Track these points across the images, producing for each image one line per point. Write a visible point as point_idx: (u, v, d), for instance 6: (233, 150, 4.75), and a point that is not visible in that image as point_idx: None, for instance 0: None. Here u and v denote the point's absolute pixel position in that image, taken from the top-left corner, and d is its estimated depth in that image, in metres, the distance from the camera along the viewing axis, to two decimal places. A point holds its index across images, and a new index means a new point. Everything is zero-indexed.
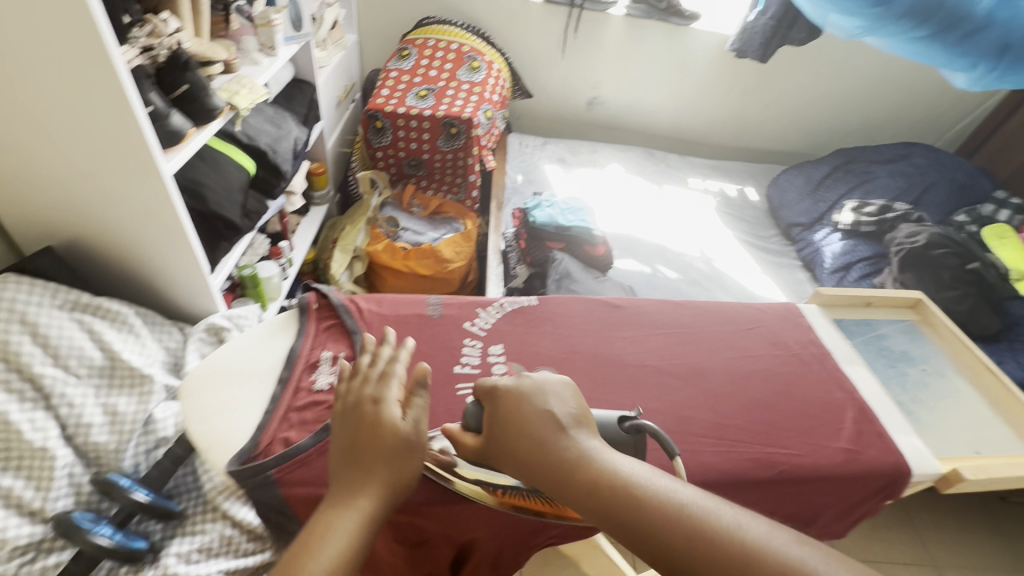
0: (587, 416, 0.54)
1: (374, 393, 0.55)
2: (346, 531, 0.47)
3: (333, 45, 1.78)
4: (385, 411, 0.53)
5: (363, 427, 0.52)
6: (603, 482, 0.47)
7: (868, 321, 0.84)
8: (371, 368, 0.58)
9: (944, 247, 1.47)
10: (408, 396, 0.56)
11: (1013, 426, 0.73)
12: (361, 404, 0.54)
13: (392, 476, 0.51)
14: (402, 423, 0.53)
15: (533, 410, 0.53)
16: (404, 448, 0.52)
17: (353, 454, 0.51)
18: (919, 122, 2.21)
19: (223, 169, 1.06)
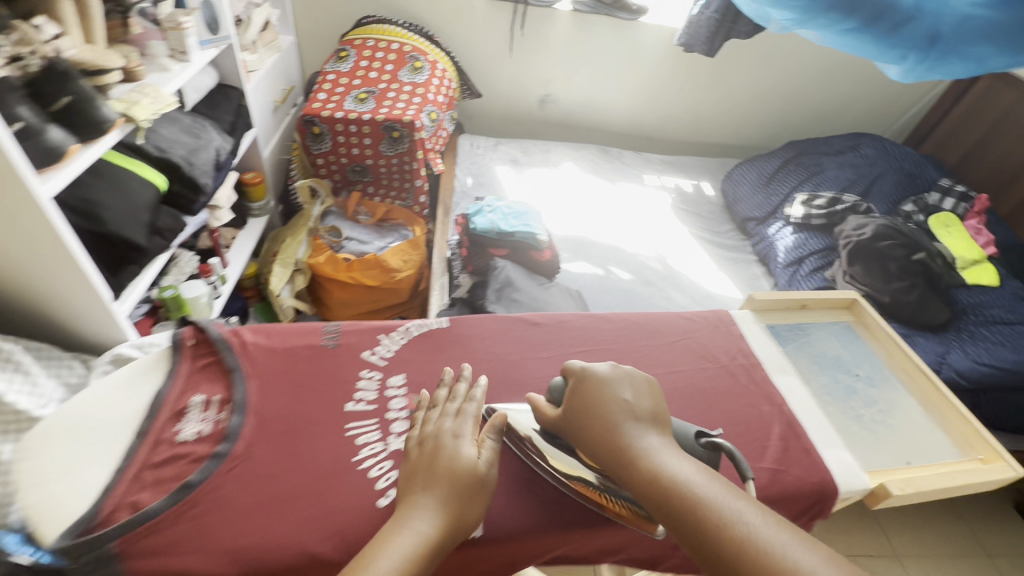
0: (661, 415, 0.58)
1: (452, 427, 0.59)
2: (409, 544, 0.49)
3: (265, 47, 1.68)
4: (462, 447, 0.57)
5: (441, 457, 0.55)
6: (660, 481, 0.51)
7: (802, 325, 0.81)
8: (454, 400, 0.62)
9: (891, 238, 1.46)
10: (482, 439, 0.59)
11: (948, 432, 0.70)
12: (440, 434, 0.58)
13: (459, 507, 0.52)
14: (478, 459, 0.56)
15: (610, 400, 0.58)
16: (473, 483, 0.54)
17: (430, 476, 0.54)
18: (870, 112, 2.21)
19: (126, 186, 0.97)
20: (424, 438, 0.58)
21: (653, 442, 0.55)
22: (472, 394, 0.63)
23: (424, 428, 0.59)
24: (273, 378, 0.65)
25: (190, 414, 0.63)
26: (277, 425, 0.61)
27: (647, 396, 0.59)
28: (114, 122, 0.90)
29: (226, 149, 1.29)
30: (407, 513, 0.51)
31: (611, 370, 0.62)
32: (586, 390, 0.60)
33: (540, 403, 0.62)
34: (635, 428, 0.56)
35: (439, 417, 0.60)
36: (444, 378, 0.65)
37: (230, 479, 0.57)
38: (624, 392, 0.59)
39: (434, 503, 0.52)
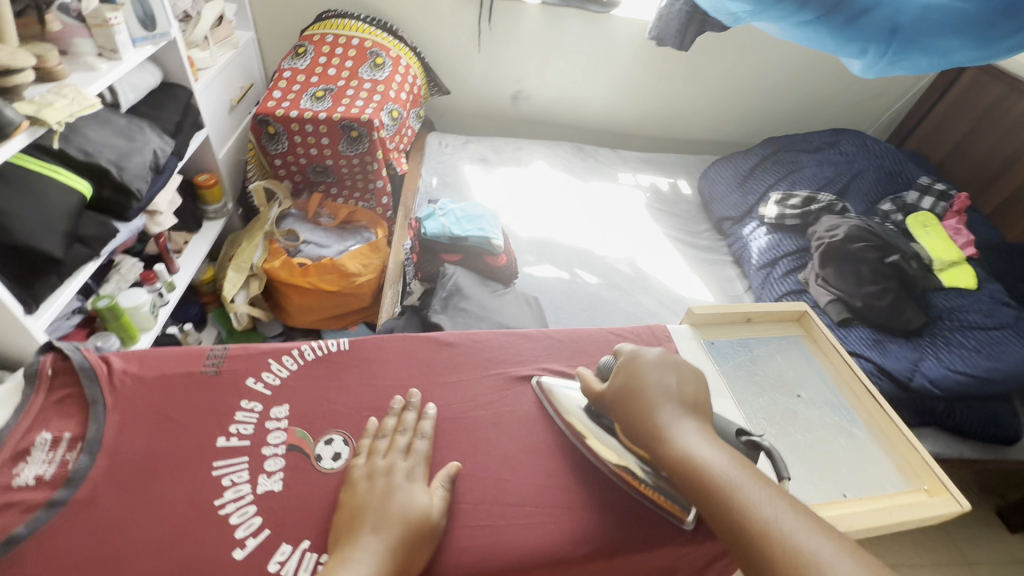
0: (702, 401, 0.57)
1: (404, 469, 0.52)
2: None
3: (218, 44, 1.61)
4: (415, 494, 0.50)
5: (389, 502, 0.48)
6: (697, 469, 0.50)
7: (745, 341, 0.76)
8: (405, 433, 0.55)
9: (862, 241, 1.42)
10: (436, 481, 0.52)
11: (893, 458, 0.66)
12: (391, 473, 0.50)
13: (403, 559, 0.45)
14: (431, 506, 0.49)
15: (654, 383, 0.57)
16: (420, 535, 0.47)
17: (379, 519, 0.47)
18: (854, 107, 2.15)
19: (41, 194, 0.92)
20: (373, 473, 0.50)
21: (691, 429, 0.53)
22: (422, 428, 0.56)
23: (371, 461, 0.52)
24: (144, 410, 0.53)
25: (32, 455, 0.48)
26: (139, 466, 0.49)
27: (692, 382, 0.58)
28: (18, 126, 0.85)
29: (165, 151, 1.23)
30: (354, 552, 0.45)
31: (659, 355, 0.60)
32: (630, 372, 0.59)
33: (587, 378, 0.61)
34: (677, 413, 0.54)
35: (388, 451, 0.53)
36: (394, 406, 0.57)
37: (69, 534, 0.45)
38: (669, 376, 0.58)
39: (382, 545, 0.45)
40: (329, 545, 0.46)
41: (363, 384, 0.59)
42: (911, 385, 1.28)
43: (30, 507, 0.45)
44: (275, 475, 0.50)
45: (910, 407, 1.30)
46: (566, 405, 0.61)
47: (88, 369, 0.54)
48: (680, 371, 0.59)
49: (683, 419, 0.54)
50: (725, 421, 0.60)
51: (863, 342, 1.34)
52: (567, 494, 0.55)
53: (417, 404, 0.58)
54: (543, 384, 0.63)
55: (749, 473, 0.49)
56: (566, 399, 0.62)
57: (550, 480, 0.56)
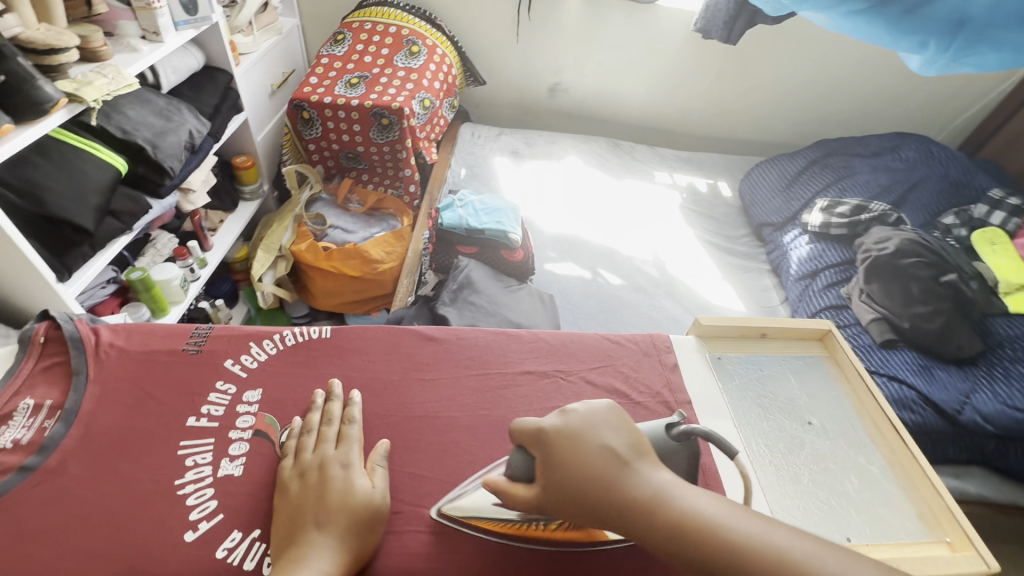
0: (645, 448, 0.47)
1: (338, 457, 0.50)
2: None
3: (262, 30, 1.65)
4: (353, 480, 0.48)
5: (328, 495, 0.46)
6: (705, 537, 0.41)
7: (756, 358, 0.71)
8: (332, 424, 0.53)
9: (915, 256, 1.29)
10: (372, 464, 0.51)
11: (914, 502, 0.59)
12: (325, 465, 0.49)
13: (356, 548, 0.45)
14: (373, 490, 0.48)
15: (594, 453, 0.46)
16: (367, 521, 0.46)
17: (321, 513, 0.45)
18: (924, 110, 1.96)
19: (75, 168, 0.96)
20: (304, 471, 0.48)
21: (665, 484, 0.44)
22: (349, 414, 0.54)
23: (300, 458, 0.50)
24: (124, 384, 0.54)
25: (13, 420, 0.51)
26: (109, 438, 0.50)
27: (617, 424, 0.49)
28: (57, 103, 0.89)
29: (200, 132, 1.27)
30: (310, 553, 0.43)
31: (571, 413, 0.49)
32: (560, 449, 0.47)
33: (502, 483, 0.48)
34: (634, 473, 0.45)
35: (318, 445, 0.51)
36: (316, 401, 0.55)
37: (34, 501, 0.46)
38: (599, 430, 0.48)
39: (332, 541, 0.44)
40: (274, 555, 0.44)
41: (339, 374, 0.59)
42: (959, 419, 1.16)
43: (5, 469, 0.47)
44: (237, 460, 0.50)
45: (957, 442, 1.19)
46: (473, 510, 0.50)
47: (77, 339, 0.56)
48: (604, 425, 0.48)
49: (646, 483, 0.44)
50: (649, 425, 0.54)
51: (909, 368, 1.22)
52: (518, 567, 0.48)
53: (337, 392, 0.56)
54: (445, 510, 0.50)
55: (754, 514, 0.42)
56: (469, 503, 0.50)
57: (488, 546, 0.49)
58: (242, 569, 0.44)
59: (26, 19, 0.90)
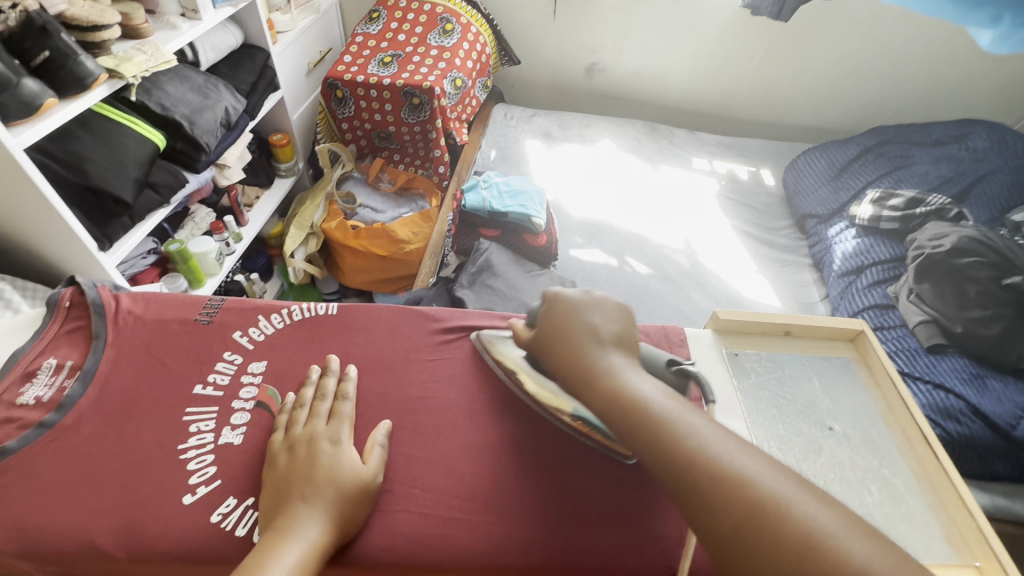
0: (630, 338, 0.53)
1: (329, 432, 0.50)
2: (292, 560, 0.41)
3: (300, 8, 1.66)
4: (343, 455, 0.48)
5: (316, 467, 0.46)
6: (624, 402, 0.46)
7: (778, 356, 0.67)
8: (325, 400, 0.53)
9: (976, 256, 1.18)
10: (370, 444, 0.51)
11: (942, 522, 0.55)
12: (314, 440, 0.49)
13: (344, 519, 0.45)
14: (363, 467, 0.48)
15: (577, 325, 0.53)
16: (355, 495, 0.46)
17: (308, 485, 0.45)
18: (999, 96, 1.78)
19: (118, 142, 1.01)
20: (293, 444, 0.49)
21: (615, 363, 0.50)
22: (343, 391, 0.54)
23: (291, 432, 0.50)
24: (139, 349, 0.56)
25: (37, 377, 0.53)
26: (121, 401, 0.52)
27: (611, 312, 0.55)
28: (98, 78, 0.93)
29: (236, 109, 1.30)
30: (296, 521, 0.43)
31: (585, 294, 0.57)
32: (554, 315, 0.55)
33: (515, 327, 0.58)
34: (600, 345, 0.51)
35: (309, 420, 0.51)
36: (310, 377, 0.55)
37: (50, 454, 0.48)
38: (592, 311, 0.55)
39: (321, 509, 0.44)
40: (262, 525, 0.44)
41: (344, 350, 0.59)
42: (1013, 434, 1.06)
43: (25, 425, 0.49)
44: (238, 429, 0.51)
45: (1009, 460, 1.08)
46: (501, 347, 0.60)
47: (99, 304, 0.58)
48: (603, 311, 0.55)
49: (606, 354, 0.51)
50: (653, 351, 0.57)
51: (958, 376, 1.13)
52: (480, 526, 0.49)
53: (333, 369, 0.56)
54: (482, 337, 0.62)
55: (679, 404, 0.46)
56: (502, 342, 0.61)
57: (451, 503, 0.50)
58: (234, 535, 0.45)
59: None
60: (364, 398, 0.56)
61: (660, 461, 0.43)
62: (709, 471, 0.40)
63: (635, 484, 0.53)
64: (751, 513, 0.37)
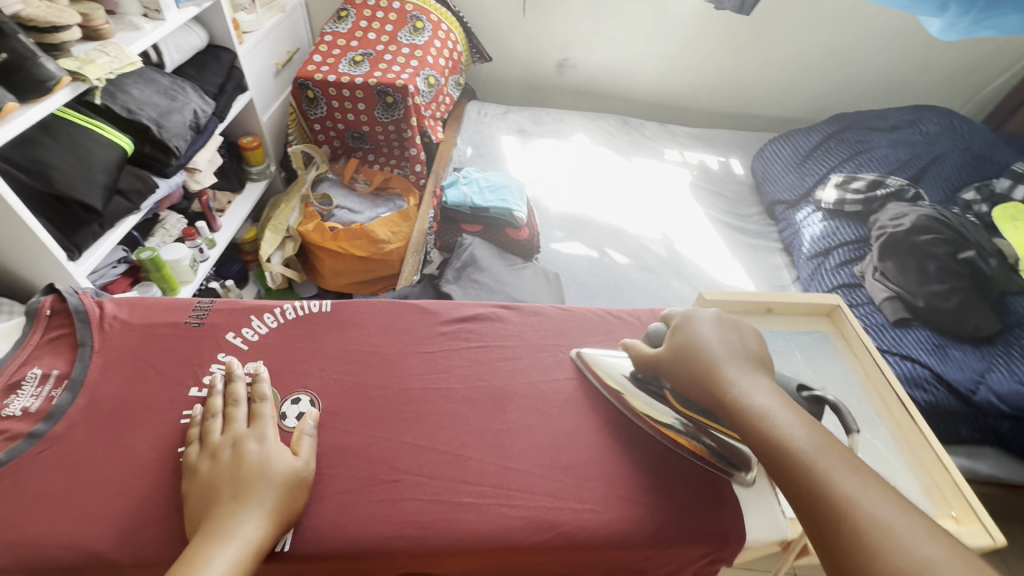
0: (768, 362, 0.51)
1: (246, 435, 0.48)
2: (229, 559, 0.40)
3: (264, 8, 1.63)
4: (266, 452, 0.47)
5: (236, 472, 0.45)
6: (768, 431, 0.44)
7: (763, 332, 0.70)
8: (240, 404, 0.50)
9: (933, 232, 1.25)
10: (298, 435, 0.50)
11: (920, 477, 0.58)
12: (238, 442, 0.47)
13: (282, 510, 0.44)
14: (294, 460, 0.47)
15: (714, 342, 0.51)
16: (291, 488, 0.45)
17: (236, 487, 0.44)
18: (945, 82, 1.88)
19: (83, 148, 0.97)
20: (215, 451, 0.47)
21: (756, 387, 0.48)
22: (260, 390, 0.52)
23: (208, 440, 0.48)
24: (126, 355, 0.54)
25: (22, 388, 0.51)
26: (111, 408, 0.50)
27: (750, 338, 0.52)
28: (61, 82, 0.89)
29: (204, 111, 1.27)
30: (227, 523, 0.42)
31: (716, 315, 0.55)
32: (687, 333, 0.54)
33: (634, 344, 0.57)
34: (742, 368, 0.49)
35: (228, 424, 0.49)
36: (216, 385, 0.52)
37: (41, 466, 0.46)
38: (728, 333, 0.53)
39: (255, 507, 0.43)
40: (188, 534, 0.42)
41: (340, 346, 0.59)
42: (973, 399, 1.14)
43: (13, 436, 0.47)
44: None
45: (970, 423, 1.15)
46: (604, 368, 0.59)
47: (82, 312, 0.56)
48: (739, 331, 0.53)
49: (745, 377, 0.49)
50: (781, 376, 0.57)
51: (922, 347, 1.20)
52: (491, 513, 0.48)
53: (239, 371, 0.53)
54: (583, 356, 0.60)
55: (830, 444, 0.43)
56: (605, 363, 0.59)
57: (461, 488, 0.50)
58: None
59: None
60: (364, 392, 0.55)
61: (804, 497, 0.41)
62: (856, 519, 0.38)
63: (692, 466, 0.53)
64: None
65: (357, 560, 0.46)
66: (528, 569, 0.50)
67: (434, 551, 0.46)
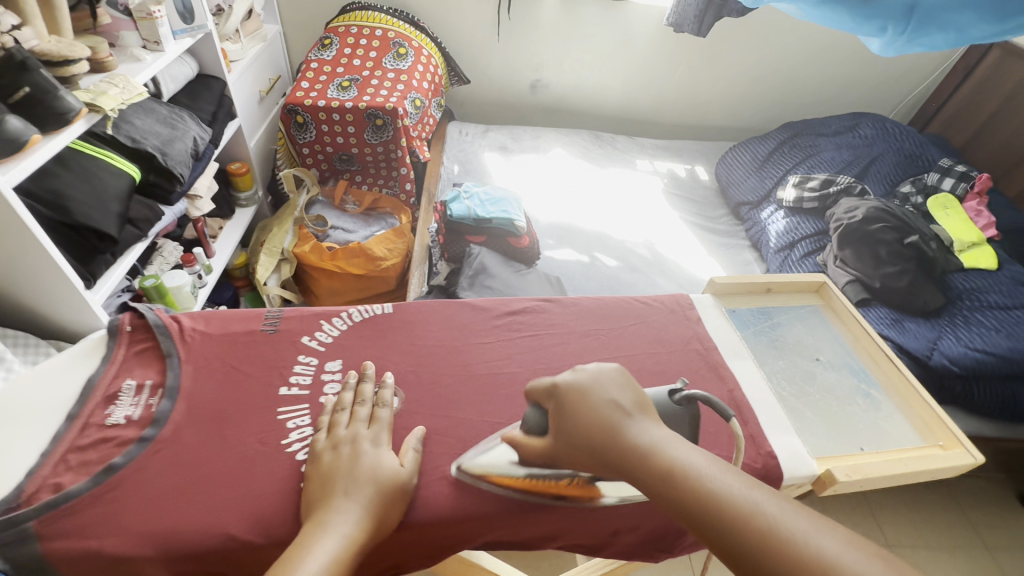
0: (649, 406, 0.51)
1: (364, 436, 0.53)
2: (330, 547, 0.43)
3: (248, 37, 1.66)
4: (383, 459, 0.51)
5: (350, 470, 0.49)
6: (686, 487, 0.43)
7: (765, 309, 0.80)
8: (365, 404, 0.56)
9: (883, 222, 1.43)
10: (404, 448, 0.55)
11: (910, 418, 0.69)
12: (357, 441, 0.52)
13: (379, 515, 0.47)
14: (400, 468, 0.51)
15: (599, 407, 0.50)
16: (393, 492, 0.49)
17: (350, 482, 0.48)
18: (872, 92, 2.14)
19: (96, 178, 0.98)
20: (337, 444, 0.51)
21: (661, 440, 0.47)
22: (383, 398, 0.57)
23: (332, 433, 0.53)
24: (214, 362, 0.58)
25: (120, 399, 0.54)
26: (212, 410, 0.54)
27: (632, 392, 0.51)
28: (80, 113, 0.91)
29: (203, 138, 1.28)
30: (332, 516, 0.45)
31: (586, 370, 0.54)
32: (568, 399, 0.52)
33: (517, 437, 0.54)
34: (632, 425, 0.48)
35: (351, 422, 0.54)
36: (350, 381, 0.58)
37: (159, 465, 0.49)
38: (609, 390, 0.51)
39: (359, 503, 0.47)
40: (302, 517, 0.47)
41: (409, 342, 0.65)
42: (929, 363, 1.28)
43: (125, 441, 0.51)
44: None
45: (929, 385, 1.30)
46: (490, 467, 0.55)
47: (161, 326, 0.59)
48: (613, 383, 0.53)
49: (644, 433, 0.48)
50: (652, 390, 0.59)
51: (882, 322, 1.35)
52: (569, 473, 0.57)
53: (370, 373, 0.59)
54: (465, 467, 0.55)
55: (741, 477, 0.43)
56: (487, 461, 0.56)
57: None
58: None
59: (40, 32, 0.92)
60: (440, 380, 0.62)
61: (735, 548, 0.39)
62: (786, 555, 0.37)
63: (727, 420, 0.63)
64: None
65: (459, 523, 0.53)
66: (599, 524, 0.57)
67: (526, 507, 0.54)
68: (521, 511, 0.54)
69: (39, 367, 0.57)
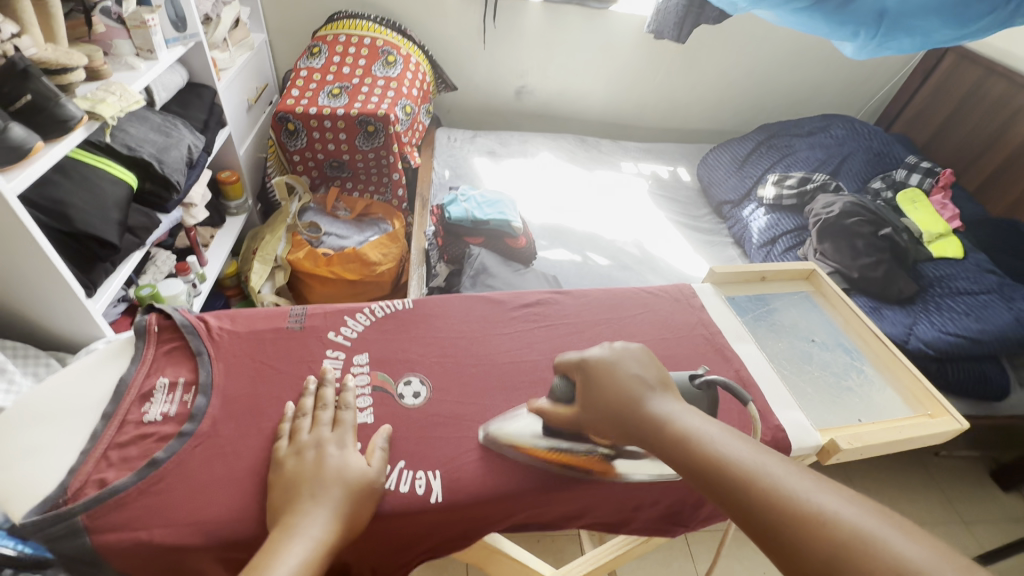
0: (670, 381, 0.56)
1: (324, 439, 0.54)
2: (297, 553, 0.44)
3: (235, 46, 1.66)
4: (347, 460, 0.52)
5: (308, 476, 0.50)
6: (696, 452, 0.47)
7: (761, 296, 0.85)
8: (327, 408, 0.57)
9: (857, 216, 1.51)
10: (371, 448, 0.55)
11: (902, 391, 0.74)
12: (321, 445, 0.53)
13: (348, 515, 0.49)
14: (368, 468, 0.52)
15: (624, 381, 0.55)
16: (360, 492, 0.50)
17: (316, 486, 0.49)
18: (840, 95, 2.26)
19: (94, 186, 0.98)
20: (300, 449, 0.52)
21: (677, 412, 0.51)
22: (346, 399, 0.58)
23: (295, 439, 0.54)
24: (243, 359, 0.61)
25: (155, 396, 0.57)
26: (245, 404, 0.57)
27: (655, 370, 0.56)
28: (81, 120, 0.91)
29: (197, 146, 1.28)
30: (301, 520, 0.47)
31: (613, 347, 0.59)
32: (595, 373, 0.57)
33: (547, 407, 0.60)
34: (652, 399, 0.53)
35: (313, 426, 0.55)
36: (309, 387, 0.59)
37: (200, 457, 0.53)
38: (631, 366, 0.56)
39: (327, 505, 0.48)
40: (270, 523, 0.48)
41: (430, 335, 0.68)
42: (907, 347, 1.36)
43: (165, 436, 0.54)
44: (366, 409, 0.59)
45: None
46: (517, 436, 0.59)
47: (189, 327, 0.62)
48: (637, 359, 0.58)
49: (660, 404, 0.52)
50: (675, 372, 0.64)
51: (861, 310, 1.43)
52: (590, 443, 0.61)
53: (329, 376, 0.60)
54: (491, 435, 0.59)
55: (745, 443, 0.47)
56: (513, 430, 0.60)
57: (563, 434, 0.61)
58: (399, 490, 0.53)
59: (37, 40, 0.90)
60: (463, 369, 0.65)
61: (738, 502, 0.43)
62: (783, 507, 0.40)
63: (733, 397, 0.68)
64: (843, 549, 0.37)
65: (490, 501, 0.56)
66: (623, 500, 0.60)
67: (556, 485, 0.57)
68: (554, 490, 0.57)
69: (57, 373, 0.59)
